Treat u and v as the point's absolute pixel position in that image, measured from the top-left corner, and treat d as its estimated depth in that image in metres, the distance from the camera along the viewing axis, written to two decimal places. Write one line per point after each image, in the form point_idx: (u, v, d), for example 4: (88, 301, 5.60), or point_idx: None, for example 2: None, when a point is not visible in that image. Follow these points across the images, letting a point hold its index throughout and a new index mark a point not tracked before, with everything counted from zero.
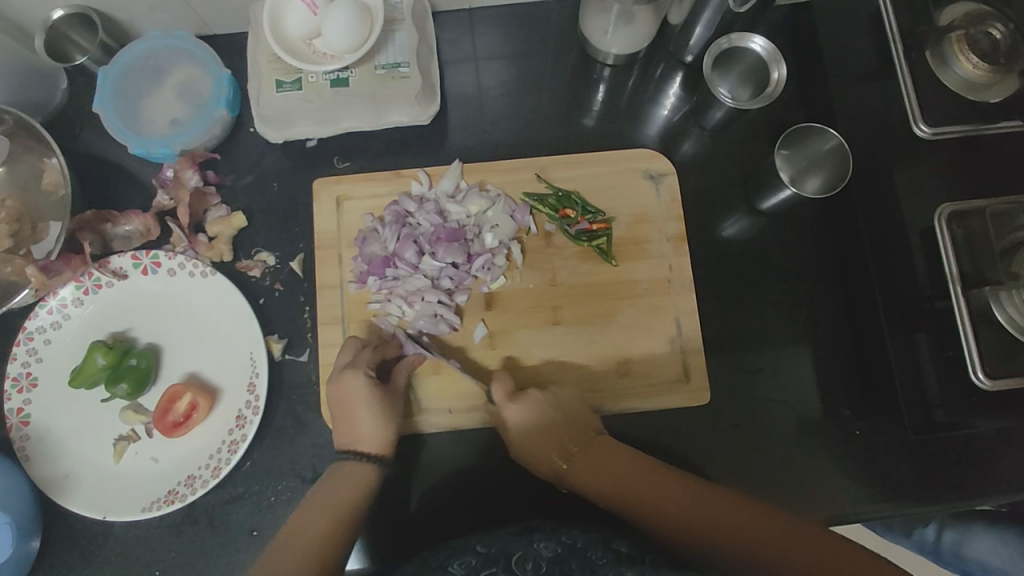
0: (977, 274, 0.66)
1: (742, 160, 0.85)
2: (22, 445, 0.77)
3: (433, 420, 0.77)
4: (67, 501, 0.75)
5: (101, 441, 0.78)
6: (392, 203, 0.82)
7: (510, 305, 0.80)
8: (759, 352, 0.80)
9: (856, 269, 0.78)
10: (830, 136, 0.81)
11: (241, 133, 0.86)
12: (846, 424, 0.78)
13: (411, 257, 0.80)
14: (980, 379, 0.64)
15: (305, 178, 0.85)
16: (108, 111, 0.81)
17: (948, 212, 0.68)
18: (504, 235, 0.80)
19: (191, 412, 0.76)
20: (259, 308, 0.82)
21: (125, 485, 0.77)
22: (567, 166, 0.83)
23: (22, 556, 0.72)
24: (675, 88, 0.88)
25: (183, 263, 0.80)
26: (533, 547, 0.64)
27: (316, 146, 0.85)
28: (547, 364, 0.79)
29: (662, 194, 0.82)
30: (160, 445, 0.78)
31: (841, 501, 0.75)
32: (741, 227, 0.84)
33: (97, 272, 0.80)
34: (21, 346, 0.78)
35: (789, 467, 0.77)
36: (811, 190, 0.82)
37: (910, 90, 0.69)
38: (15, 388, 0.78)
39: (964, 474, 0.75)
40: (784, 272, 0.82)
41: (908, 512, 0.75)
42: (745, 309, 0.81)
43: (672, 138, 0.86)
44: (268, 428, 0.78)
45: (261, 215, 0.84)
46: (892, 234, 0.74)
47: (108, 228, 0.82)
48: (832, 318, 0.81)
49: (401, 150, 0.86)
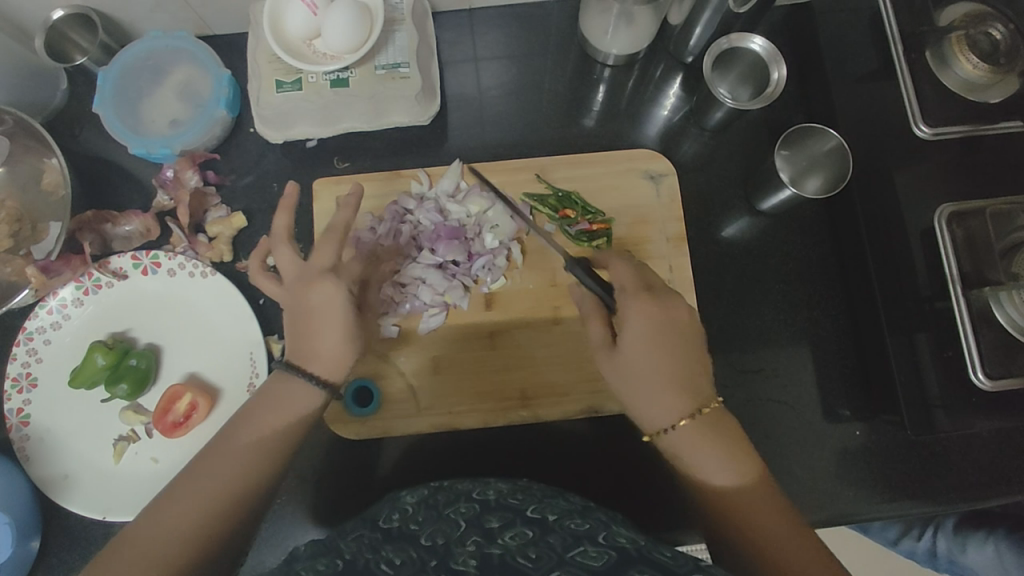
0: (977, 275, 0.67)
1: (743, 160, 0.85)
2: (22, 446, 0.77)
3: (434, 420, 0.78)
4: (67, 501, 0.75)
5: (102, 440, 0.78)
6: (392, 202, 0.81)
7: (635, 293, 0.64)
8: (760, 353, 0.80)
9: (857, 268, 0.78)
10: (830, 136, 0.80)
11: (241, 133, 0.86)
12: (845, 423, 0.78)
13: (410, 251, 0.81)
14: (980, 379, 0.65)
15: (305, 179, 0.85)
16: (107, 111, 0.81)
17: (948, 212, 0.69)
18: (504, 236, 0.80)
19: (191, 413, 0.76)
20: (259, 308, 0.82)
21: (125, 485, 0.77)
22: (567, 166, 0.82)
23: (22, 556, 0.72)
24: (675, 88, 0.88)
25: (183, 263, 0.80)
26: (495, 503, 0.57)
27: (316, 146, 0.86)
28: (546, 365, 0.79)
29: (662, 194, 0.81)
30: (160, 446, 0.78)
31: (841, 502, 0.76)
32: (742, 227, 0.83)
33: (97, 272, 0.80)
34: (21, 346, 0.78)
35: (794, 465, 0.77)
36: (812, 190, 0.81)
37: (910, 91, 0.71)
38: (15, 388, 0.78)
39: (963, 474, 0.76)
40: (784, 273, 0.82)
41: (908, 512, 0.75)
42: (746, 308, 0.81)
43: (672, 138, 0.87)
44: None
45: (261, 215, 0.84)
46: (892, 230, 0.74)
47: (108, 228, 0.82)
48: (832, 318, 0.81)
49: (401, 150, 0.86)
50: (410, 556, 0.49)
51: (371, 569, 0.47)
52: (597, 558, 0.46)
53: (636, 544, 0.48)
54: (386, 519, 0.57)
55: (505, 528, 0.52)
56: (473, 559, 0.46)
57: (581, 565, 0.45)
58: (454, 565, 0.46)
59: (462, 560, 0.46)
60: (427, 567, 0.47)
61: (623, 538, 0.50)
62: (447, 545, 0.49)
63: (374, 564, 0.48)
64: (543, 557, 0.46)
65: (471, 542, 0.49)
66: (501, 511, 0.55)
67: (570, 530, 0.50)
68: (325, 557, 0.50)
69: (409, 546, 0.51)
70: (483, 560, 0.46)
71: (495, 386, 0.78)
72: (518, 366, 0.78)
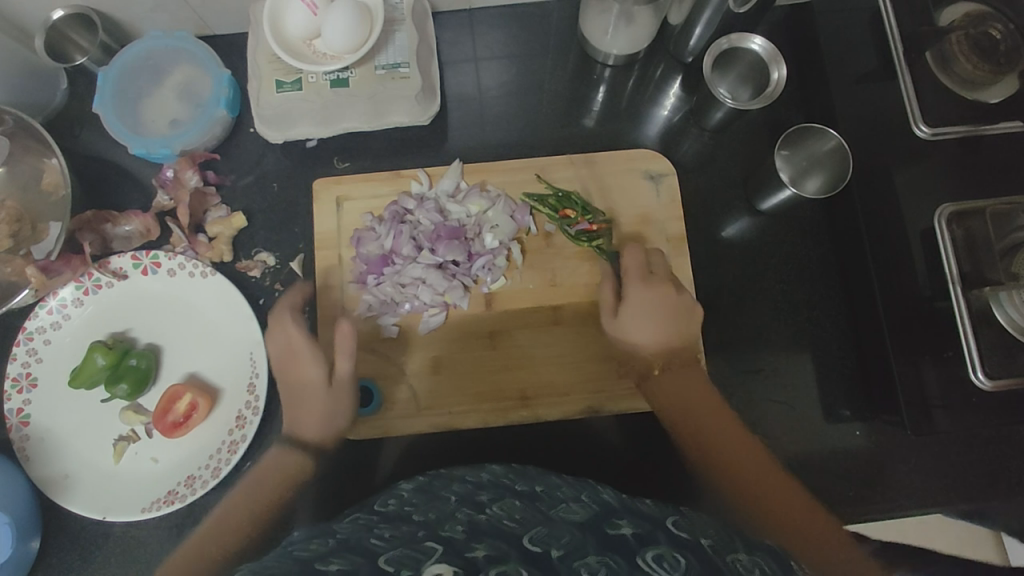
0: (977, 275, 0.67)
1: (743, 160, 0.85)
2: (22, 445, 0.77)
3: (433, 420, 0.78)
4: (67, 501, 0.75)
5: (102, 440, 0.78)
6: (392, 203, 0.81)
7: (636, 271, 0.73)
8: (759, 353, 0.80)
9: (856, 268, 0.78)
10: (830, 136, 0.80)
11: (241, 134, 0.86)
12: (845, 423, 0.78)
13: (410, 252, 0.79)
14: (980, 379, 0.65)
15: (305, 179, 0.85)
16: (107, 111, 0.81)
17: (948, 212, 0.69)
18: (503, 236, 0.80)
19: (191, 412, 0.76)
20: (259, 308, 0.82)
21: (126, 485, 0.77)
22: (567, 166, 0.82)
23: (22, 556, 0.72)
24: (675, 88, 0.88)
25: (183, 263, 0.80)
26: (484, 480, 0.58)
27: (316, 146, 0.86)
28: (545, 365, 0.79)
29: (662, 195, 0.81)
30: (160, 446, 0.78)
31: (842, 502, 0.76)
32: (742, 227, 0.83)
33: (97, 272, 0.80)
34: (21, 346, 0.78)
35: (794, 464, 0.77)
36: (812, 190, 0.81)
37: (910, 90, 0.71)
38: (15, 388, 0.78)
39: (964, 475, 0.76)
40: (784, 273, 0.82)
41: (908, 513, 0.76)
42: (745, 309, 0.81)
43: (672, 137, 0.87)
44: (269, 428, 0.79)
45: (261, 215, 0.84)
46: (892, 231, 0.74)
47: (108, 228, 0.82)
48: (831, 318, 0.81)
49: (401, 150, 0.86)
50: (400, 530, 0.48)
51: (362, 543, 0.46)
52: (579, 512, 0.48)
53: (619, 500, 0.51)
54: (381, 503, 0.57)
55: (494, 500, 0.52)
56: (461, 525, 0.46)
57: (564, 518, 0.47)
58: (442, 531, 0.45)
59: (451, 527, 0.46)
60: (414, 538, 0.45)
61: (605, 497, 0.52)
62: (439, 515, 0.49)
63: (364, 539, 0.46)
64: (527, 514, 0.49)
65: (461, 512, 0.49)
66: (490, 488, 0.55)
67: (559, 499, 0.52)
68: (317, 537, 0.49)
69: (398, 520, 0.51)
70: (470, 524, 0.46)
71: (495, 387, 0.78)
72: (517, 366, 0.78)
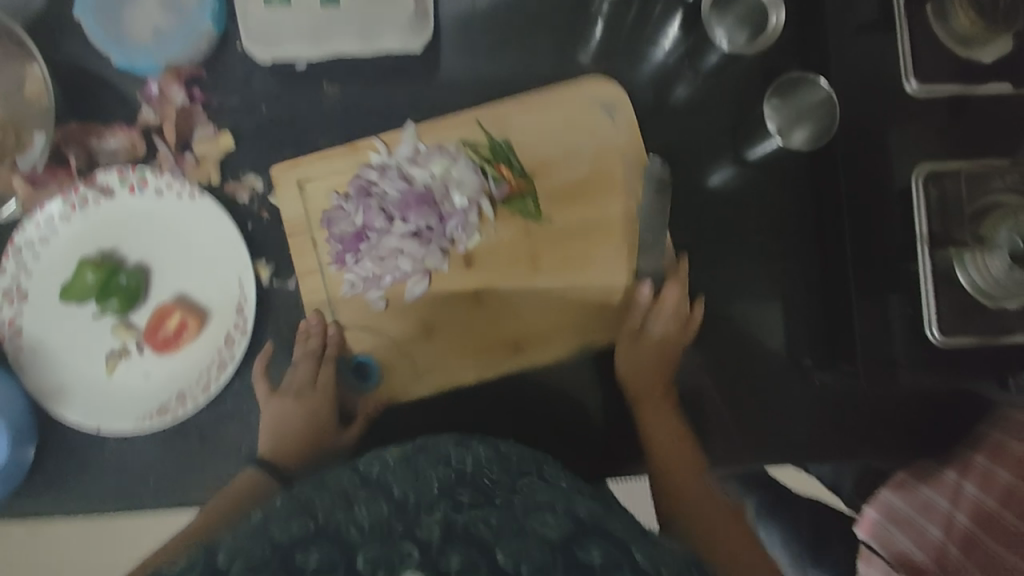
0: (946, 235, 0.72)
1: (736, 106, 0.85)
2: (17, 355, 0.79)
3: (417, 351, 0.81)
4: (62, 411, 0.78)
5: (94, 354, 0.81)
6: (357, 176, 0.78)
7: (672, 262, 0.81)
8: (733, 301, 0.83)
9: (832, 222, 0.80)
10: (819, 89, 0.79)
11: (227, 50, 0.84)
12: (807, 372, 0.82)
13: (382, 225, 0.76)
14: (934, 335, 0.71)
15: (293, 101, 0.84)
16: (88, 18, 0.80)
17: (926, 172, 0.73)
18: (471, 193, 0.77)
19: (180, 331, 0.80)
20: (246, 233, 0.82)
21: (119, 397, 0.80)
22: (531, 104, 0.82)
23: (18, 463, 0.77)
24: (674, 29, 0.83)
25: (170, 183, 0.81)
26: (461, 464, 0.58)
27: (305, 70, 0.84)
28: (529, 308, 0.81)
29: (618, 124, 0.81)
30: (151, 362, 0.81)
31: (797, 444, 0.81)
32: (729, 176, 0.84)
33: (85, 187, 0.80)
34: (10, 259, 0.79)
35: (759, 408, 0.81)
36: (797, 141, 0.79)
37: (906, 46, 0.75)
38: (7, 300, 0.80)
39: (913, 425, 0.81)
40: (763, 225, 0.84)
41: (859, 456, 0.81)
42: (723, 259, 0.84)
43: (667, 79, 0.85)
44: (256, 349, 0.82)
45: (248, 137, 0.83)
46: (874, 189, 0.75)
47: (94, 142, 0.82)
48: (803, 273, 0.83)
49: (393, 76, 0.85)
50: (379, 518, 0.48)
51: (344, 532, 0.47)
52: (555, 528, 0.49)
53: (587, 513, 0.52)
54: (365, 464, 0.58)
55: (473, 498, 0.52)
56: (437, 527, 0.47)
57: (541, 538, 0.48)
58: (419, 534, 0.47)
59: (428, 531, 0.47)
60: (391, 536, 0.46)
61: (578, 507, 0.53)
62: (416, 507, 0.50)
63: (345, 527, 0.47)
64: (504, 524, 0.49)
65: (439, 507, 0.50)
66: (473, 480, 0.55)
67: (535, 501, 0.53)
68: (300, 516, 0.48)
69: (381, 498, 0.51)
70: (447, 529, 0.47)
71: (481, 329, 0.81)
72: (501, 312, 0.81)
